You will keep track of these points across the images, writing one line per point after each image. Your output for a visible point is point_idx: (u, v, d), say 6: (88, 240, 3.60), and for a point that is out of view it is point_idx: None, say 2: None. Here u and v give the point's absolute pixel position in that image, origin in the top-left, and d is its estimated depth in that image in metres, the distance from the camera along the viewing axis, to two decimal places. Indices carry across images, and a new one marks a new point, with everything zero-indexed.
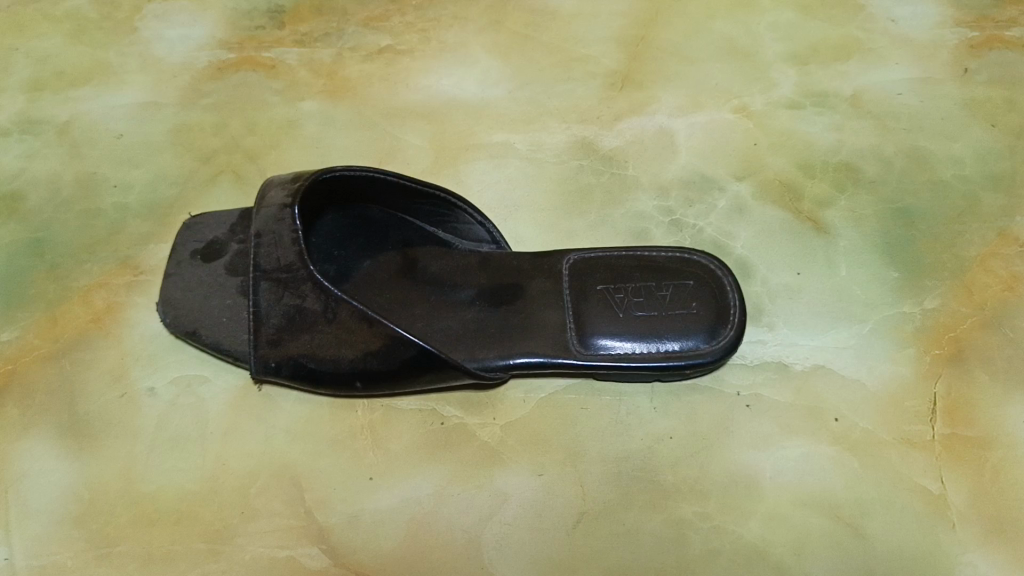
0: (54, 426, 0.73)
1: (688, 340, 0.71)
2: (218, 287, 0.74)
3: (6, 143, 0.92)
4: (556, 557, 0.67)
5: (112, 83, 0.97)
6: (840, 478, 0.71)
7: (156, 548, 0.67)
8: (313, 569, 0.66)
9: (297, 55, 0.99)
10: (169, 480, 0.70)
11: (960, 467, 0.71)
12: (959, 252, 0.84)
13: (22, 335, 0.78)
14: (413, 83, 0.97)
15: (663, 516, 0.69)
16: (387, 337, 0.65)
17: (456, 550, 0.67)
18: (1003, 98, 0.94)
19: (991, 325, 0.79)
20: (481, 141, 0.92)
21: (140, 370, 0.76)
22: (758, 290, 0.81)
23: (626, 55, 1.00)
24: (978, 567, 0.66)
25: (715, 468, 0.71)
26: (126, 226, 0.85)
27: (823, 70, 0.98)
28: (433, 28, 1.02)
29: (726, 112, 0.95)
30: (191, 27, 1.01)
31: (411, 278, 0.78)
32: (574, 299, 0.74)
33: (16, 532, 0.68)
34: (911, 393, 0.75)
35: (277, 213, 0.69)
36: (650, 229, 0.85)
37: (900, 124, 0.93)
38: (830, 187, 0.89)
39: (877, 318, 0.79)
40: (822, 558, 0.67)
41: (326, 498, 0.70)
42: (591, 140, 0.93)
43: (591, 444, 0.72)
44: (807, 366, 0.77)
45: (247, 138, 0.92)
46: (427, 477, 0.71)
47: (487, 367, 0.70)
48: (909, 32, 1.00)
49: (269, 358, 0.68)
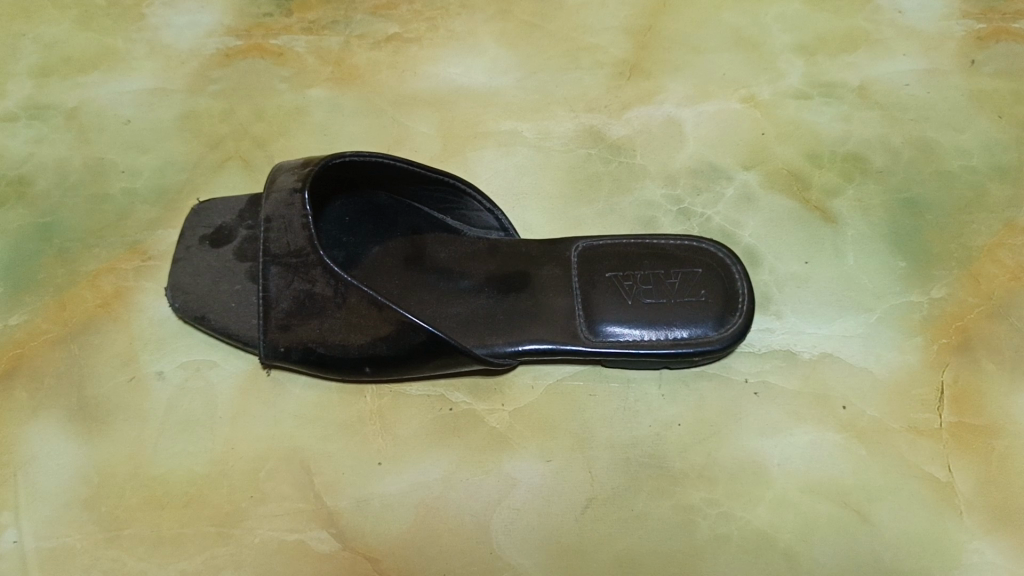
0: (63, 409, 0.73)
1: (697, 327, 0.71)
2: (226, 272, 0.74)
3: (13, 128, 0.92)
4: (563, 541, 0.67)
5: (120, 69, 0.96)
6: (848, 465, 0.71)
7: (165, 531, 0.67)
8: (323, 553, 0.67)
9: (304, 43, 0.99)
10: (179, 464, 0.70)
11: (968, 455, 0.71)
12: (966, 243, 0.84)
13: (31, 319, 0.78)
14: (421, 71, 0.97)
15: (672, 502, 0.69)
16: (397, 323, 0.65)
17: (465, 534, 0.67)
18: (1010, 90, 0.94)
19: (998, 314, 0.79)
20: (489, 130, 0.92)
21: (149, 354, 0.76)
22: (765, 279, 0.81)
23: (634, 44, 1.00)
24: (984, 555, 0.67)
25: (723, 454, 0.71)
26: (135, 211, 0.85)
27: (831, 61, 0.98)
28: (440, 16, 1.02)
29: (734, 102, 0.95)
30: (198, 14, 1.01)
31: (420, 264, 0.78)
32: (582, 286, 0.74)
33: (25, 515, 0.68)
34: (919, 382, 0.75)
35: (287, 197, 0.68)
36: (658, 217, 0.85)
37: (908, 115, 0.93)
38: (837, 177, 0.89)
39: (884, 307, 0.79)
40: (829, 544, 0.67)
41: (335, 482, 0.70)
42: (599, 129, 0.93)
43: (600, 430, 0.72)
44: (815, 354, 0.77)
45: (255, 124, 0.92)
46: (436, 461, 0.71)
47: (496, 353, 0.71)
48: (916, 23, 1.00)
49: (278, 343, 0.68)
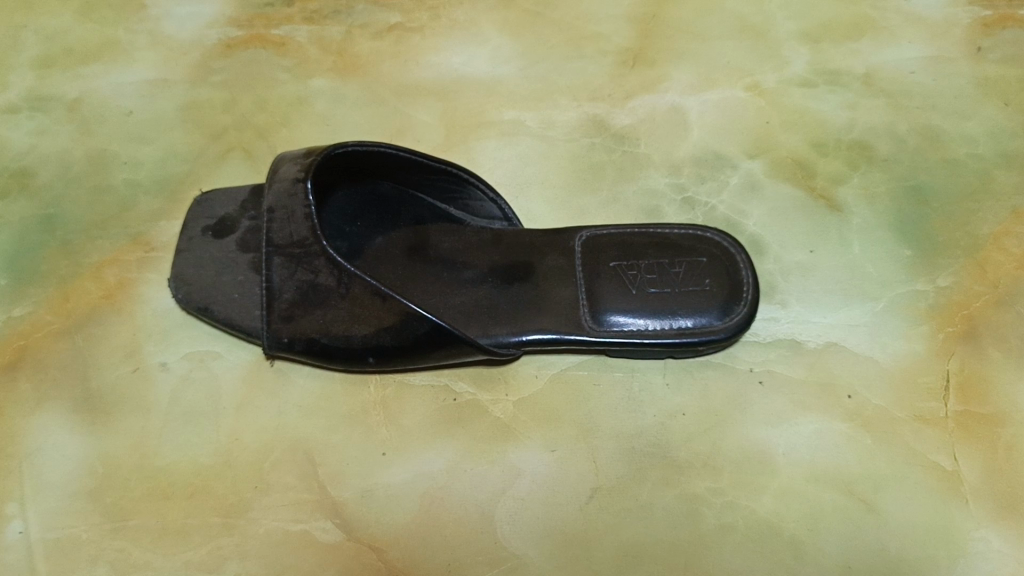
0: (68, 400, 0.73)
1: (701, 317, 0.71)
2: (230, 264, 0.74)
3: (16, 120, 0.92)
4: (568, 531, 0.67)
5: (122, 60, 0.96)
6: (854, 454, 0.71)
7: (170, 522, 0.67)
8: (326, 543, 0.67)
9: (306, 33, 0.99)
10: (183, 455, 0.70)
11: (973, 444, 0.71)
12: (972, 231, 0.83)
13: (34, 310, 0.78)
14: (424, 61, 0.97)
15: (676, 492, 0.69)
16: (401, 313, 0.65)
17: (470, 524, 0.67)
18: (1017, 77, 0.94)
19: (1004, 303, 0.78)
20: (492, 119, 0.92)
21: (152, 346, 0.76)
22: (770, 268, 0.81)
23: (637, 32, 0.99)
24: (991, 543, 0.66)
25: (728, 443, 0.71)
26: (138, 202, 0.85)
27: (836, 48, 0.97)
28: (442, 5, 1.02)
29: (738, 90, 0.94)
30: (199, 5, 1.01)
31: (423, 254, 0.77)
32: (586, 276, 0.74)
33: (31, 506, 0.68)
34: (925, 370, 0.75)
35: (290, 187, 0.68)
36: (662, 206, 0.85)
37: (913, 102, 0.93)
38: (842, 165, 0.88)
39: (889, 296, 0.79)
40: (834, 533, 0.67)
41: (339, 472, 0.70)
42: (602, 118, 0.92)
43: (604, 419, 0.72)
44: (820, 344, 0.77)
45: (257, 115, 0.92)
46: (439, 452, 0.71)
47: (500, 344, 0.70)
48: (922, 10, 0.99)
49: (282, 334, 0.68)
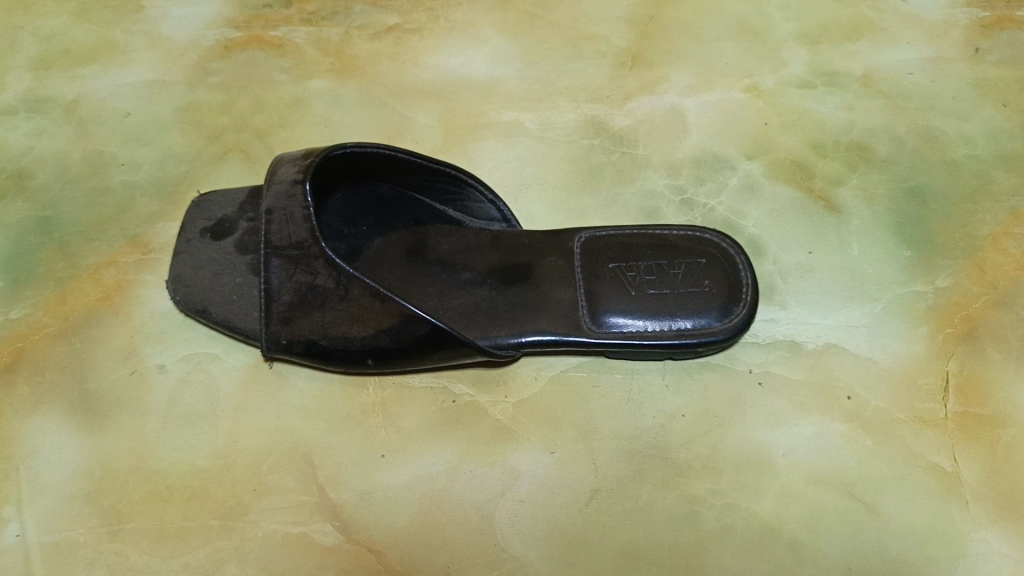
0: (66, 403, 0.73)
1: (701, 319, 0.71)
2: (228, 265, 0.74)
3: (13, 122, 0.91)
4: (568, 532, 0.67)
5: (120, 61, 0.96)
6: (854, 455, 0.71)
7: (168, 524, 0.67)
8: (326, 546, 0.66)
9: (304, 34, 0.98)
10: (182, 457, 0.70)
11: (973, 445, 0.71)
12: (970, 232, 0.83)
13: (32, 313, 0.78)
14: (423, 62, 0.96)
15: (676, 494, 0.69)
16: (400, 315, 0.65)
17: (469, 526, 0.67)
18: (1015, 78, 0.94)
19: (1003, 304, 0.78)
20: (491, 120, 0.92)
21: (150, 348, 0.76)
22: (769, 269, 0.81)
23: (636, 34, 0.99)
24: (991, 545, 0.66)
25: (728, 444, 0.71)
26: (136, 204, 0.85)
27: (834, 49, 0.97)
28: (441, 6, 1.02)
29: (737, 91, 0.94)
30: (197, 6, 1.00)
31: (421, 256, 0.77)
32: (585, 277, 0.73)
33: (28, 508, 0.68)
34: (924, 371, 0.75)
35: (288, 189, 0.68)
36: (661, 207, 0.85)
37: (912, 104, 0.93)
38: (841, 166, 0.88)
39: (888, 297, 0.79)
40: (834, 534, 0.67)
41: (338, 475, 0.69)
42: (601, 119, 0.92)
43: (604, 421, 0.72)
44: (819, 345, 0.77)
45: (255, 116, 0.91)
46: (438, 454, 0.70)
47: (498, 345, 0.70)
48: (921, 11, 1.00)
49: (280, 336, 0.67)
